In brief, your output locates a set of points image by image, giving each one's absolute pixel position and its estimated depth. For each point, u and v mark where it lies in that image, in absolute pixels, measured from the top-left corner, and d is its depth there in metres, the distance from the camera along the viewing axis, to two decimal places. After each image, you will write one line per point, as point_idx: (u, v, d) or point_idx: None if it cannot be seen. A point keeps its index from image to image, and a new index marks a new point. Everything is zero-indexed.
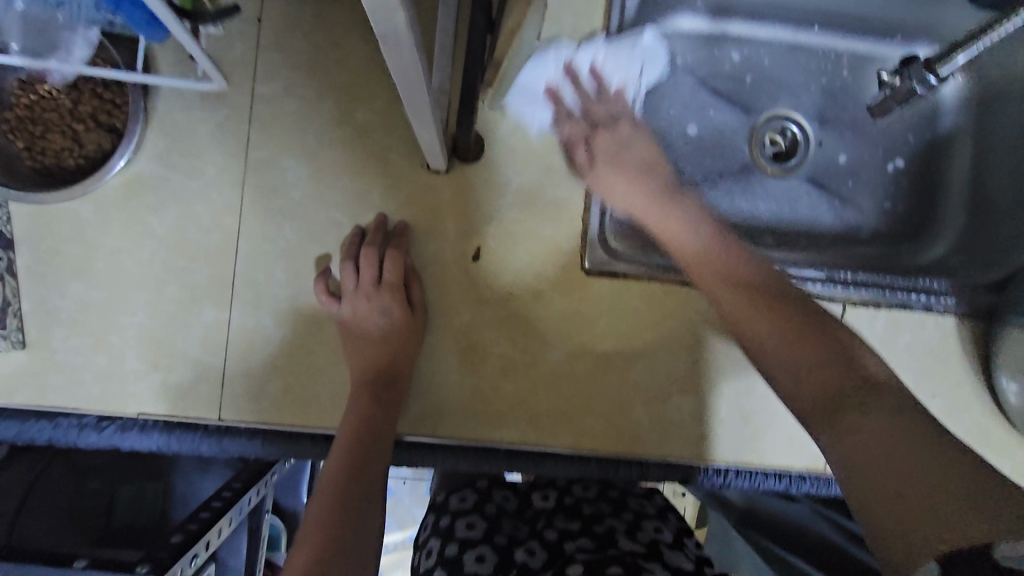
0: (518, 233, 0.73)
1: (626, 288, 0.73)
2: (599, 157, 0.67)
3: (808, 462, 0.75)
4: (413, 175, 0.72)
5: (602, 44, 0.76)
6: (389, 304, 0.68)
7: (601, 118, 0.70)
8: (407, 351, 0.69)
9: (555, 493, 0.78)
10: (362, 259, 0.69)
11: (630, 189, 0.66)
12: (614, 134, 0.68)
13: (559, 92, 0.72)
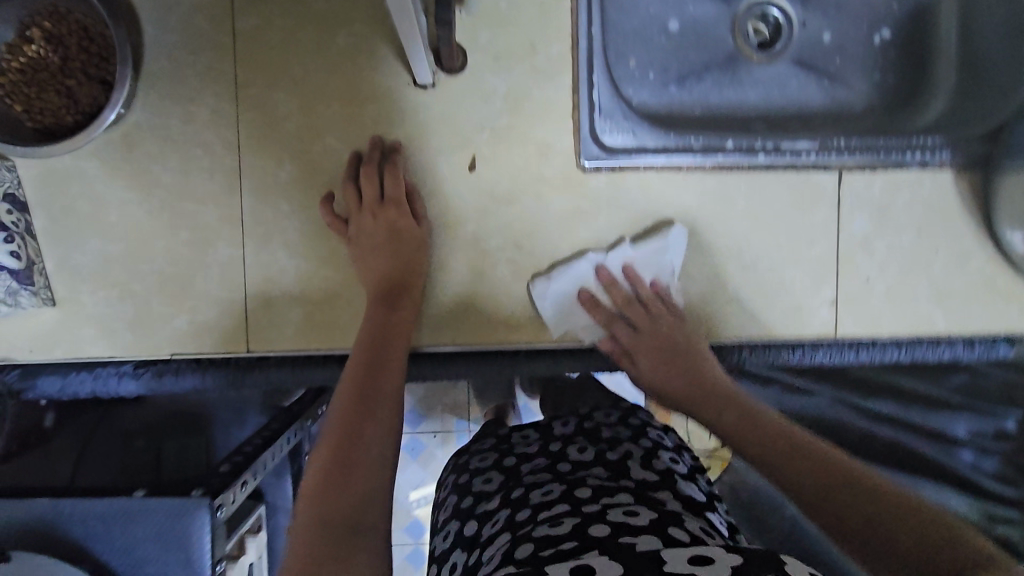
0: (511, 140, 0.74)
1: (623, 181, 0.75)
2: (647, 368, 0.74)
3: (818, 330, 0.78)
4: (401, 94, 0.73)
5: (629, 245, 0.76)
6: (399, 219, 0.71)
7: (643, 330, 0.74)
8: (419, 260, 0.71)
9: (575, 421, 0.86)
10: (364, 178, 0.71)
11: (677, 371, 0.72)
12: (654, 344, 0.73)
13: (596, 297, 0.76)
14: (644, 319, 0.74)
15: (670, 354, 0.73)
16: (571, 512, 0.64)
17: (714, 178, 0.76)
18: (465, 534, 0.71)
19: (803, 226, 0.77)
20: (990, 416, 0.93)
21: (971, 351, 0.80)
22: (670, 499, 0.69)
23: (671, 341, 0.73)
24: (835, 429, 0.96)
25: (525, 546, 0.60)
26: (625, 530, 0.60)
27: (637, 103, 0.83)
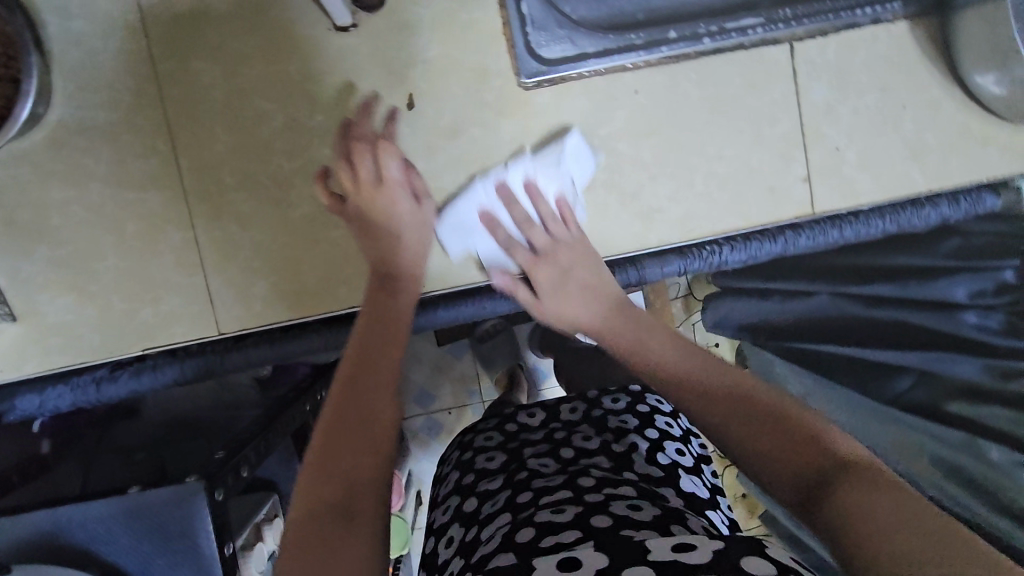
0: (445, 69, 0.72)
1: (570, 93, 0.73)
2: (545, 294, 0.70)
3: (796, 209, 0.76)
4: (323, 40, 0.70)
5: (529, 158, 0.73)
6: (397, 203, 0.67)
7: (545, 245, 0.70)
8: (415, 247, 0.67)
9: (584, 407, 0.84)
10: (360, 155, 0.65)
11: (576, 298, 0.69)
12: (554, 261, 0.70)
13: (494, 218, 0.72)
14: (546, 240, 0.70)
15: (551, 272, 0.70)
16: (573, 500, 0.61)
17: (656, 73, 0.73)
18: (465, 510, 0.69)
19: (760, 106, 0.75)
20: (988, 271, 0.88)
21: (956, 208, 0.78)
22: (672, 496, 0.67)
23: (569, 263, 0.69)
24: (839, 321, 1.03)
25: (526, 531, 0.57)
26: (626, 522, 0.55)
27: (576, 21, 0.72)
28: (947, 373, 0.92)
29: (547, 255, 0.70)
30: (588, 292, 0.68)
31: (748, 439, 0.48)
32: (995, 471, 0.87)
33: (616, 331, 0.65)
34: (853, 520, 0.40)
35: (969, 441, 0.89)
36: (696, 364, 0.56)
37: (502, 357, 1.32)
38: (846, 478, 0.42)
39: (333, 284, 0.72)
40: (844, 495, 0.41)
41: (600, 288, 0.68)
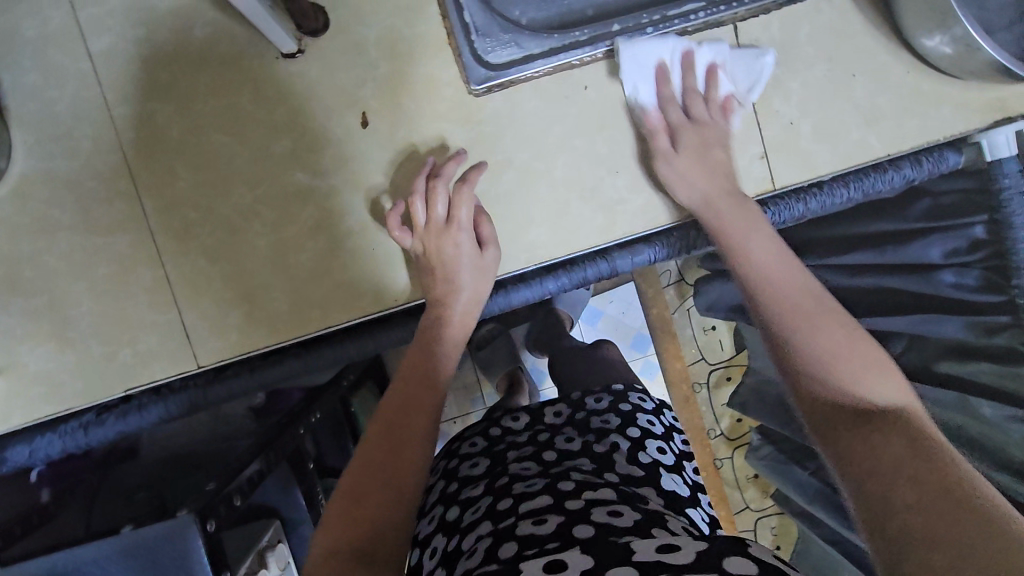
0: (395, 84, 0.73)
1: (520, 96, 0.74)
2: (683, 147, 0.72)
3: (756, 186, 0.77)
4: (273, 69, 0.71)
5: (723, 47, 0.75)
6: (463, 245, 0.70)
7: (698, 119, 0.73)
8: (468, 304, 0.70)
9: (567, 410, 0.86)
10: (437, 195, 0.70)
11: (699, 170, 0.71)
12: (701, 131, 0.72)
13: (666, 74, 0.73)
14: (689, 117, 0.73)
15: (715, 154, 0.72)
16: (554, 507, 0.61)
17: (604, 67, 0.74)
18: (447, 519, 0.71)
19: (710, 89, 0.75)
20: (960, 229, 0.86)
21: (919, 169, 0.77)
22: (653, 497, 0.70)
23: (707, 140, 0.72)
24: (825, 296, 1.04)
25: (508, 546, 0.57)
26: (610, 530, 0.56)
27: (526, 25, 0.74)
28: (934, 334, 0.92)
29: (687, 127, 0.72)
30: (714, 195, 0.71)
31: (817, 361, 0.59)
32: (987, 425, 0.88)
33: (730, 218, 0.69)
34: (876, 452, 0.48)
35: (961, 401, 0.90)
36: (783, 277, 0.64)
37: (502, 361, 1.30)
38: (885, 420, 0.51)
39: (306, 306, 0.73)
40: (870, 436, 0.50)
41: (724, 170, 0.72)
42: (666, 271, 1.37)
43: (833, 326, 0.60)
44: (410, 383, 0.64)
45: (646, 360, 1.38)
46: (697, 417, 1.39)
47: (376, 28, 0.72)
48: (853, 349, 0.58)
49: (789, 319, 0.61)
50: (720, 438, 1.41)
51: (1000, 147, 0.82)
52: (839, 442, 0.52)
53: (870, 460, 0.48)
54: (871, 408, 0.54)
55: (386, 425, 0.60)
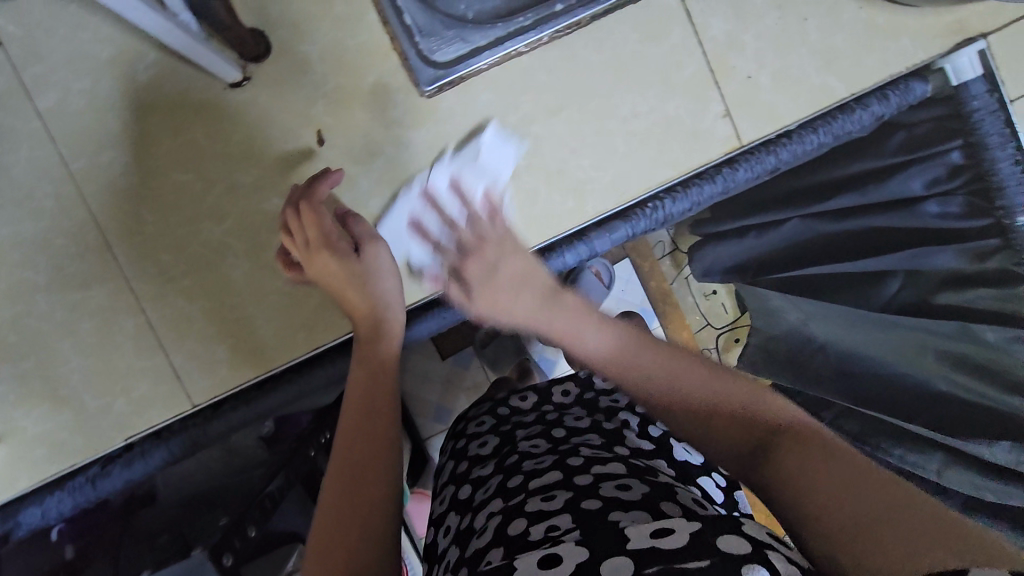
0: (345, 97, 0.72)
1: (472, 91, 0.73)
2: (475, 290, 0.64)
3: (723, 146, 0.76)
4: (222, 100, 0.71)
5: (447, 159, 0.73)
6: (337, 258, 0.65)
7: (471, 243, 0.64)
8: (385, 309, 0.67)
9: (576, 391, 0.89)
10: (294, 217, 0.65)
11: (508, 291, 0.63)
12: (479, 256, 0.63)
13: (423, 225, 0.72)
14: (478, 232, 0.65)
15: (506, 269, 0.63)
16: (563, 483, 0.61)
17: (552, 51, 0.74)
18: (460, 497, 0.73)
19: (662, 55, 0.74)
20: (938, 157, 0.84)
21: (888, 104, 0.77)
22: (664, 467, 0.72)
23: (495, 263, 0.63)
24: (815, 245, 0.97)
25: (519, 522, 0.58)
26: (615, 503, 0.56)
27: (473, 19, 0.73)
28: (918, 268, 0.91)
29: (473, 250, 0.64)
30: (520, 279, 0.63)
31: (689, 409, 0.54)
32: (992, 349, 0.87)
33: (564, 310, 0.63)
34: (796, 483, 0.45)
35: (962, 329, 0.88)
36: (623, 341, 0.61)
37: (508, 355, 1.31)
38: (777, 443, 0.49)
39: (291, 329, 0.73)
40: (780, 466, 0.47)
41: (531, 273, 0.64)
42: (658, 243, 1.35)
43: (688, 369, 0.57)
44: (363, 402, 0.62)
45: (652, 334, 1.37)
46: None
47: (318, 44, 0.71)
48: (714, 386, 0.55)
49: (655, 377, 0.57)
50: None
51: (964, 70, 0.79)
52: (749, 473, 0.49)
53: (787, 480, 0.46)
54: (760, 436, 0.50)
55: (348, 444, 0.59)
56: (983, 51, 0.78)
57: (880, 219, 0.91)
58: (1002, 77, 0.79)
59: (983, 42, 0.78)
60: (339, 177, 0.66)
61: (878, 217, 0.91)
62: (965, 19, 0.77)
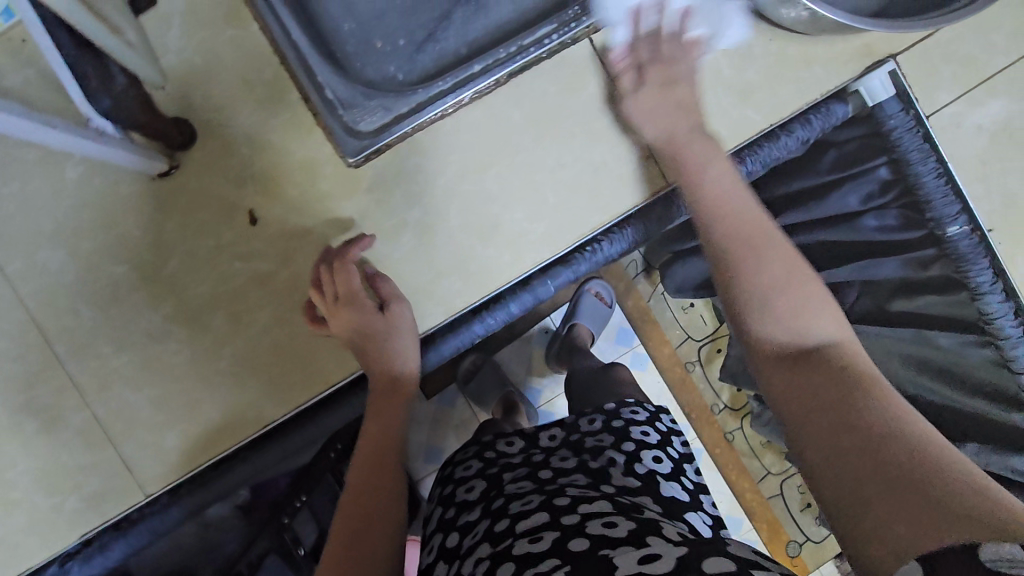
0: (273, 175, 0.73)
1: (398, 157, 0.75)
2: (645, 88, 0.72)
3: (652, 186, 0.78)
4: (151, 191, 0.72)
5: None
6: (364, 317, 0.71)
7: (665, 55, 0.72)
8: (402, 362, 0.73)
9: (562, 433, 0.90)
10: (325, 279, 0.71)
11: (665, 112, 0.71)
12: (666, 67, 0.72)
13: (643, 14, 0.72)
14: (668, 49, 0.72)
15: (681, 89, 0.72)
16: (550, 524, 0.64)
17: (474, 111, 0.76)
18: (447, 546, 0.73)
19: (583, 105, 0.76)
20: (867, 175, 0.87)
21: (811, 128, 0.80)
22: (651, 503, 0.74)
23: (674, 77, 0.72)
24: None
25: (506, 567, 0.60)
26: (604, 542, 0.58)
27: (403, 80, 0.74)
28: (872, 278, 0.90)
29: (665, 62, 0.72)
30: (680, 108, 0.71)
31: (757, 289, 0.60)
32: (948, 355, 0.89)
33: (688, 143, 0.70)
34: (820, 396, 0.51)
35: (919, 336, 0.89)
36: (730, 211, 0.65)
37: (491, 390, 1.41)
38: (822, 362, 0.54)
39: (240, 408, 0.74)
40: (817, 381, 0.52)
41: (692, 104, 0.72)
42: (633, 263, 1.51)
43: (777, 260, 0.61)
44: (375, 459, 0.69)
45: (634, 351, 1.51)
46: (696, 395, 1.52)
47: (243, 127, 0.73)
48: (791, 286, 0.59)
49: (740, 246, 0.62)
50: (724, 411, 1.54)
51: (877, 91, 0.80)
52: (782, 385, 0.55)
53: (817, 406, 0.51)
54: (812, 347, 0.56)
55: (355, 493, 0.66)
56: (894, 71, 0.80)
57: (826, 233, 0.92)
58: (916, 95, 0.81)
59: (892, 63, 0.79)
60: (371, 243, 0.71)
61: (826, 231, 0.91)
62: (872, 42, 0.79)
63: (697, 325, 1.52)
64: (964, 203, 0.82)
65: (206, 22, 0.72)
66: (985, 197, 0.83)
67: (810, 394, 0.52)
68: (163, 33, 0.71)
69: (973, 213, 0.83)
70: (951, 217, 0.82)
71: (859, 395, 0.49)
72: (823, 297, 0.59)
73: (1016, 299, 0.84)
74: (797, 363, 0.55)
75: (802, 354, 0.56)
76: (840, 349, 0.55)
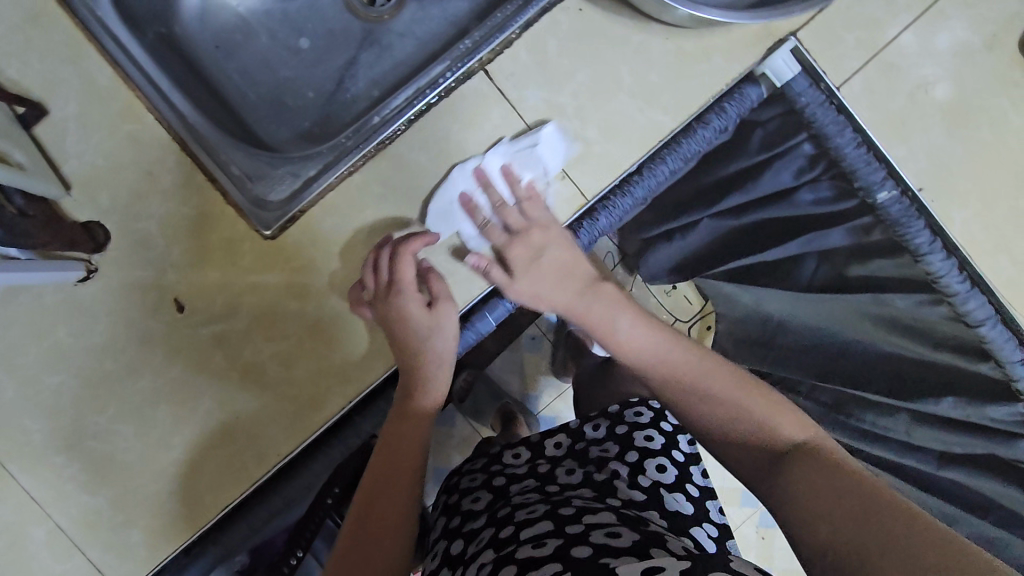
0: (193, 258, 0.74)
1: (314, 220, 0.75)
2: (517, 270, 0.74)
3: (571, 203, 0.79)
4: (73, 296, 0.72)
5: (508, 144, 0.77)
6: (411, 307, 0.73)
7: (518, 224, 0.74)
8: (434, 367, 0.75)
9: (567, 442, 0.91)
10: (382, 263, 0.73)
11: (550, 275, 0.74)
12: (528, 239, 0.73)
13: (473, 202, 0.76)
14: (520, 220, 0.74)
15: (549, 257, 0.73)
16: (554, 532, 0.64)
17: (383, 161, 0.75)
18: (451, 552, 0.73)
19: (489, 137, 0.77)
20: (794, 151, 0.87)
21: (726, 114, 0.80)
22: (656, 518, 0.74)
23: (537, 248, 0.73)
24: (722, 239, 1.00)
25: (508, 569, 0.60)
26: (606, 550, 0.58)
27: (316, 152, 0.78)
28: (821, 249, 0.93)
29: (518, 236, 0.73)
30: (563, 270, 0.74)
31: (714, 419, 0.64)
32: (904, 314, 0.90)
33: (589, 307, 0.73)
34: (799, 503, 0.54)
35: (874, 299, 0.91)
36: (654, 353, 0.70)
37: (488, 403, 1.43)
38: (793, 468, 0.57)
39: (198, 495, 0.74)
40: (796, 484, 0.56)
41: (574, 263, 0.74)
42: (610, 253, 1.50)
43: (711, 382, 0.66)
44: (388, 462, 0.72)
45: None
46: None
47: (156, 217, 0.73)
48: (738, 402, 0.64)
49: (680, 385, 0.67)
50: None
51: (782, 71, 0.79)
52: (766, 497, 0.58)
53: (793, 506, 0.54)
54: (781, 453, 0.59)
55: (364, 501, 0.70)
56: (796, 48, 0.79)
57: (771, 206, 0.92)
58: (823, 67, 0.79)
59: (793, 40, 0.78)
60: (432, 241, 0.73)
61: (771, 206, 0.92)
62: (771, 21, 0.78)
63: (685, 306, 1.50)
64: (889, 167, 0.81)
65: (103, 120, 0.72)
66: (911, 157, 0.81)
67: (787, 498, 0.55)
68: (59, 140, 0.71)
69: (900, 177, 0.81)
70: (878, 183, 0.81)
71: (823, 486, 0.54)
72: (767, 399, 0.64)
73: (959, 254, 0.83)
74: (762, 469, 0.60)
75: (770, 458, 0.60)
76: (800, 448, 0.59)
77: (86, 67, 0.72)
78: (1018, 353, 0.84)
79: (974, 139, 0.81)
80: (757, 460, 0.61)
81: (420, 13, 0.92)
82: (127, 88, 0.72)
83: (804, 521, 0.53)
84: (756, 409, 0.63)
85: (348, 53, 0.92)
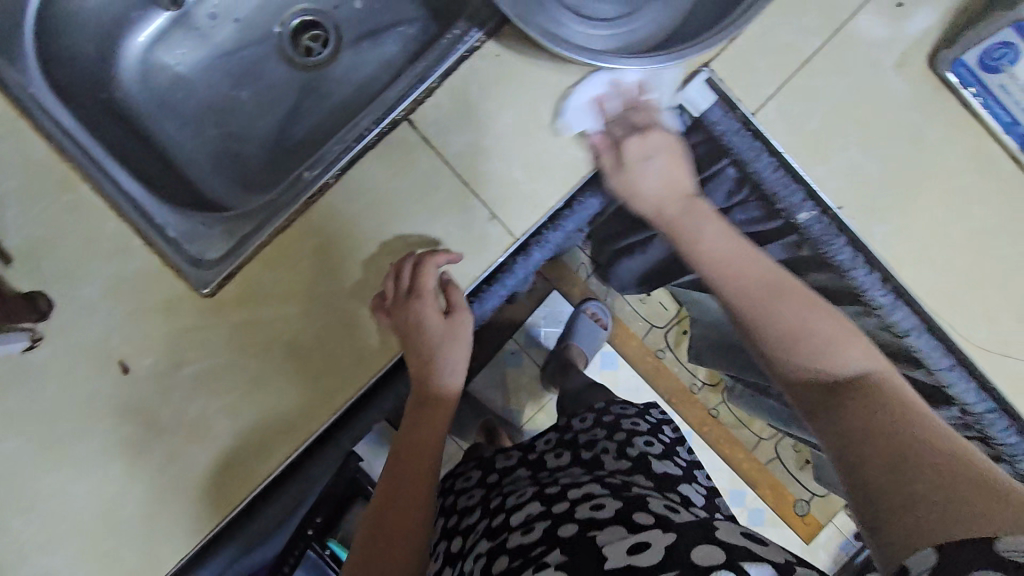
0: (138, 319, 0.76)
1: (254, 274, 0.78)
2: (625, 164, 0.79)
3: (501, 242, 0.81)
4: (22, 364, 0.74)
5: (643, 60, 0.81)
6: (429, 313, 0.79)
7: (640, 126, 0.80)
8: (449, 374, 0.83)
9: (556, 437, 0.92)
10: (405, 269, 0.78)
11: (648, 177, 0.79)
12: (642, 140, 0.79)
13: (604, 102, 0.81)
14: (637, 126, 0.80)
15: (658, 160, 0.79)
16: (542, 514, 0.64)
17: (315, 213, 0.78)
18: (451, 550, 0.71)
19: (418, 182, 0.79)
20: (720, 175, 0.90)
21: None
22: (642, 481, 0.73)
23: (649, 148, 0.79)
24: None
25: (501, 560, 0.60)
26: (591, 524, 0.58)
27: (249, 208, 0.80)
28: None
29: (640, 130, 0.80)
30: (665, 185, 0.79)
31: (779, 335, 0.66)
32: None
33: (681, 217, 0.76)
34: (854, 424, 0.56)
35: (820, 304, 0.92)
36: (741, 266, 0.71)
37: (468, 420, 1.49)
38: (856, 395, 0.59)
39: (158, 546, 0.77)
40: (855, 409, 0.58)
41: (675, 181, 0.79)
42: (581, 266, 1.53)
43: (787, 305, 0.68)
44: (410, 463, 0.78)
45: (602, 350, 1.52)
46: (674, 379, 1.54)
47: (97, 282, 0.75)
48: (812, 327, 0.66)
49: (760, 297, 0.69)
50: (704, 388, 1.55)
51: (697, 102, 0.83)
52: (823, 417, 0.60)
53: (848, 423, 0.57)
54: (846, 380, 0.61)
55: (382, 503, 0.74)
56: (710, 78, 0.82)
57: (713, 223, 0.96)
58: (737, 95, 0.82)
59: (706, 71, 0.82)
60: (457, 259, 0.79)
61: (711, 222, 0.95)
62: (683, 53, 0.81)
63: (660, 313, 1.53)
64: (808, 189, 0.84)
65: (40, 193, 0.75)
66: (830, 176, 0.84)
67: (840, 418, 0.58)
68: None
69: (819, 197, 0.84)
70: (798, 205, 0.85)
71: (894, 411, 0.56)
72: (840, 326, 0.66)
73: (882, 267, 0.84)
74: (822, 393, 0.62)
75: (834, 381, 0.62)
76: (867, 376, 0.61)
77: (18, 143, 0.74)
78: (948, 359, 0.84)
79: (895, 151, 0.84)
80: (818, 382, 0.63)
81: (356, 60, 0.96)
82: (61, 160, 0.75)
83: (848, 440, 0.55)
84: (830, 331, 0.65)
85: (289, 104, 0.95)
